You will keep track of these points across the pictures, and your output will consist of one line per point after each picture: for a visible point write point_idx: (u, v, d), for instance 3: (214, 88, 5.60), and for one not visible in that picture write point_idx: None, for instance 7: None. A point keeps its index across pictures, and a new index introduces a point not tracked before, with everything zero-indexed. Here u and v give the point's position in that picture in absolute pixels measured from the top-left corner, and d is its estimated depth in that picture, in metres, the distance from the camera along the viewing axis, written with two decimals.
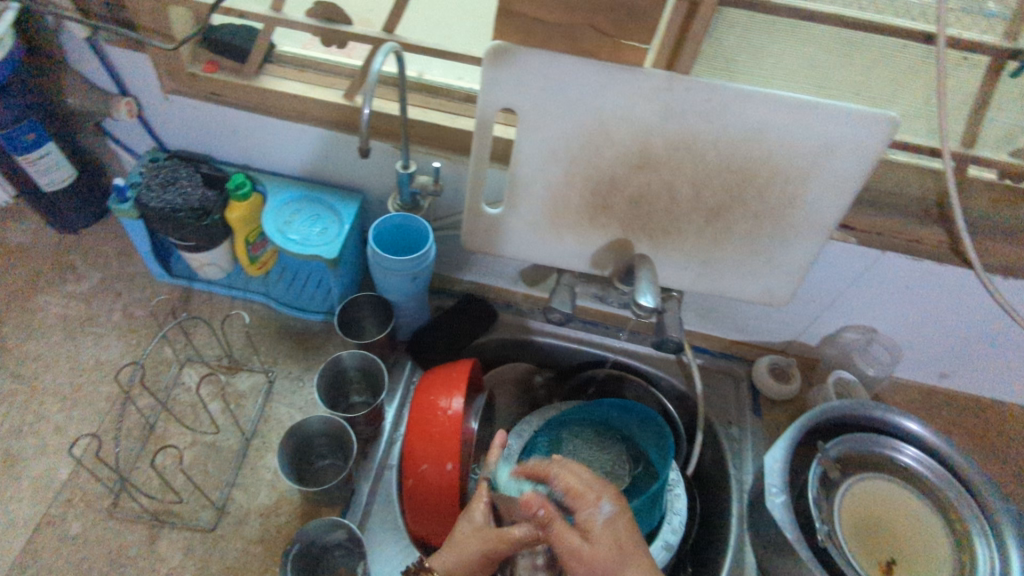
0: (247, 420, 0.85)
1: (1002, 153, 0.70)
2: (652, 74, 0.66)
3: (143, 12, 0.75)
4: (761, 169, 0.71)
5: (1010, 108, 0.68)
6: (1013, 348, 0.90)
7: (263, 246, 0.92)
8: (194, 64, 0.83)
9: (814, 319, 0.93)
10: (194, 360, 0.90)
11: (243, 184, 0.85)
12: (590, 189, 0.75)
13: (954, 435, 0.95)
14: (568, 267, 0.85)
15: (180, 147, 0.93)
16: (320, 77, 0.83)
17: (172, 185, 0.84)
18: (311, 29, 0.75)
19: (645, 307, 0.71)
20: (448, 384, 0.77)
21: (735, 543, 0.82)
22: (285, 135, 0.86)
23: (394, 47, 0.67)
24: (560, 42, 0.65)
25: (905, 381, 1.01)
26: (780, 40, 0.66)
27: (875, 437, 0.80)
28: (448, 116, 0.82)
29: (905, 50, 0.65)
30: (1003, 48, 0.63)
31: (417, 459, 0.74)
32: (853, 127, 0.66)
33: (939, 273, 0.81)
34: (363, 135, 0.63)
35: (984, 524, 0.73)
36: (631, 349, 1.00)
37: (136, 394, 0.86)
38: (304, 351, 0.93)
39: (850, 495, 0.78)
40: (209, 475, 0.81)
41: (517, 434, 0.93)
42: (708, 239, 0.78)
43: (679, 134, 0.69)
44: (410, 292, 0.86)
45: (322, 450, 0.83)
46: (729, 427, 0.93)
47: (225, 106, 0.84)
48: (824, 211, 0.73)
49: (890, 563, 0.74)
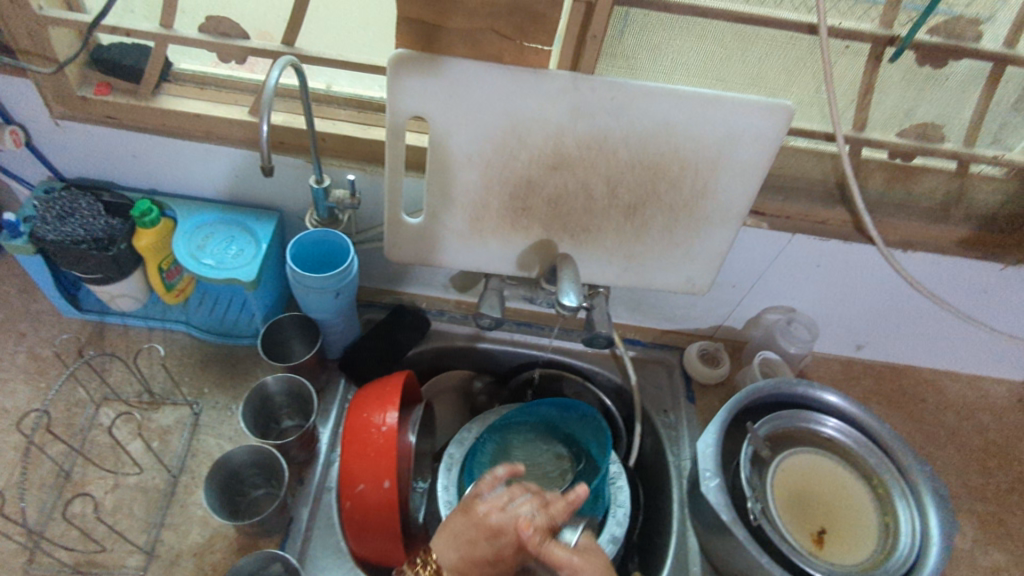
0: (173, 456, 0.81)
1: (889, 135, 0.75)
2: (556, 77, 0.66)
3: (21, 35, 0.71)
4: (671, 163, 0.72)
5: (893, 92, 0.72)
6: (919, 315, 0.95)
7: (179, 273, 0.87)
8: (84, 86, 0.78)
9: (737, 303, 0.96)
10: (111, 398, 0.85)
11: (149, 211, 0.80)
12: (508, 193, 0.75)
13: (873, 402, 1.00)
14: (495, 271, 0.85)
15: (78, 175, 0.88)
16: (223, 94, 0.81)
17: (70, 216, 0.79)
18: (208, 45, 0.73)
19: (568, 307, 0.71)
20: (380, 399, 0.75)
21: (679, 529, 0.83)
22: (190, 156, 0.82)
23: (292, 60, 0.65)
24: (463, 47, 0.65)
25: (827, 355, 1.05)
26: (677, 37, 0.68)
27: (800, 413, 0.83)
28: (360, 126, 0.81)
29: (793, 41, 0.68)
30: (881, 36, 0.66)
31: (352, 480, 0.72)
32: (754, 117, 0.68)
33: (846, 250, 0.85)
34: (263, 152, 0.62)
35: (903, 486, 0.78)
36: (566, 347, 1.00)
37: (48, 441, 0.81)
38: (230, 379, 0.89)
39: (781, 470, 0.80)
40: (134, 519, 0.76)
41: (458, 442, 0.91)
42: (628, 234, 0.79)
43: (590, 133, 0.70)
44: (336, 310, 0.83)
45: (255, 480, 0.80)
46: (666, 415, 0.95)
47: (122, 129, 0.80)
48: (735, 200, 0.75)
49: (822, 533, 0.77)
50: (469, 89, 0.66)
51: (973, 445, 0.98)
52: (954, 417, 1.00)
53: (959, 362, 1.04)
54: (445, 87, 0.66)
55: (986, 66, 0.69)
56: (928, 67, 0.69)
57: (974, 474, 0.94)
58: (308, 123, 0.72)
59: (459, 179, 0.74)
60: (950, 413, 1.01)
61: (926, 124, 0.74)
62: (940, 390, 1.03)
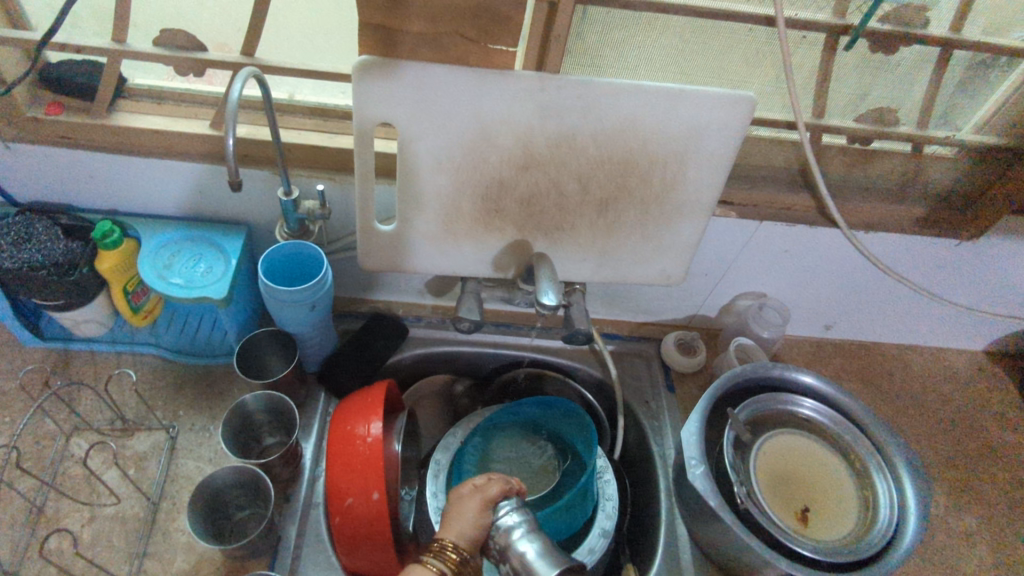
0: (151, 483, 0.79)
1: (848, 120, 0.77)
2: (522, 77, 0.66)
3: None
4: (640, 158, 0.73)
5: (849, 78, 0.74)
6: (884, 293, 0.99)
7: (146, 293, 0.85)
8: (35, 107, 0.75)
9: (709, 292, 0.98)
10: (81, 428, 0.82)
11: (110, 232, 0.77)
12: (480, 195, 0.75)
13: (845, 380, 1.03)
14: (471, 273, 0.85)
15: (33, 199, 0.85)
16: (182, 108, 0.79)
17: (27, 242, 0.76)
18: (164, 59, 0.71)
19: (548, 305, 0.71)
20: (363, 410, 0.74)
21: (667, 517, 0.85)
22: (152, 173, 0.80)
23: (255, 72, 0.64)
24: (427, 50, 0.64)
25: (798, 337, 1.08)
26: (640, 33, 0.69)
27: (777, 395, 0.85)
28: (326, 136, 0.80)
29: (751, 34, 0.69)
30: (835, 25, 0.69)
31: (340, 494, 0.71)
32: (718, 109, 0.69)
33: (811, 234, 0.87)
34: (230, 167, 0.60)
35: (879, 460, 0.81)
36: (546, 346, 1.01)
37: (17, 477, 0.78)
38: (206, 399, 0.87)
39: (763, 453, 0.82)
40: (115, 551, 0.74)
41: (444, 448, 0.92)
42: (601, 229, 0.80)
43: (559, 132, 0.70)
44: (312, 322, 0.82)
45: (239, 501, 0.78)
46: (647, 406, 0.96)
47: (78, 149, 0.77)
48: (704, 191, 0.77)
49: (805, 510, 0.79)
50: (435, 93, 0.66)
51: (940, 415, 1.01)
52: (921, 389, 1.04)
53: (922, 335, 1.08)
54: (412, 92, 0.65)
55: (935, 50, 0.72)
56: (881, 53, 0.71)
57: (943, 443, 0.98)
58: (274, 134, 0.71)
59: (430, 184, 0.74)
60: (917, 386, 1.05)
61: (881, 108, 0.77)
62: (906, 363, 1.07)
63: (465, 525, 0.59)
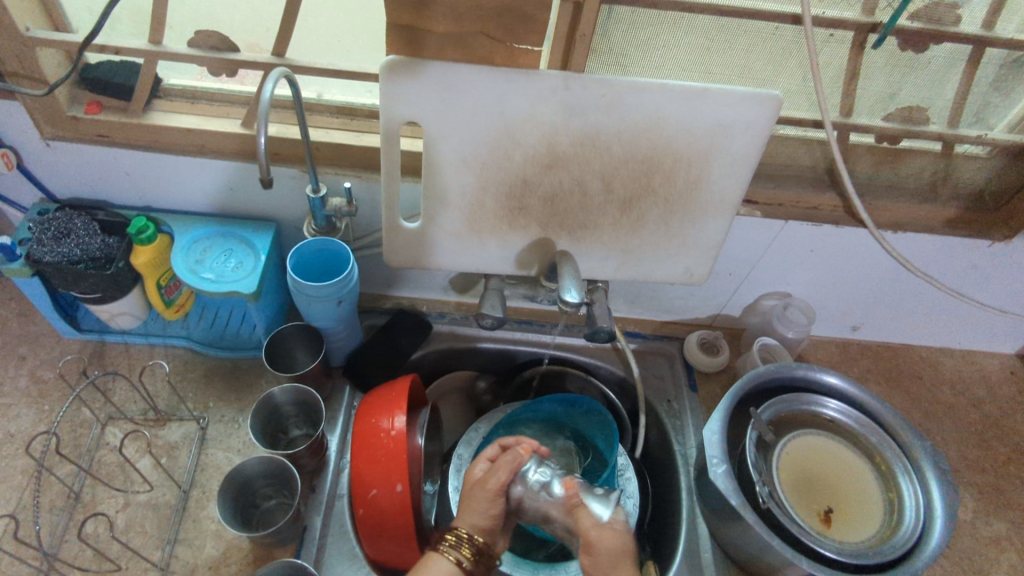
0: (182, 472, 0.81)
1: (876, 119, 0.77)
2: (547, 76, 0.66)
3: (8, 58, 0.70)
4: (664, 156, 0.73)
5: (878, 77, 0.73)
6: (912, 294, 0.97)
7: (177, 288, 0.87)
8: (75, 106, 0.78)
9: (734, 291, 0.98)
10: (116, 417, 0.85)
11: (145, 228, 0.80)
12: (504, 193, 0.76)
13: (870, 383, 1.02)
14: (494, 271, 0.85)
15: (72, 196, 0.88)
16: (215, 108, 0.81)
17: (66, 236, 0.79)
18: (198, 59, 0.73)
19: (570, 303, 0.72)
20: (388, 404, 0.76)
21: (688, 517, 0.85)
22: (185, 171, 0.83)
23: (286, 71, 0.65)
24: (453, 50, 0.65)
25: (823, 338, 1.07)
26: (665, 33, 0.69)
27: (801, 396, 0.85)
28: (353, 134, 0.82)
29: (778, 32, 0.69)
30: (864, 22, 0.68)
31: (364, 485, 0.73)
32: (744, 108, 0.69)
33: (837, 234, 0.87)
34: (261, 163, 0.62)
35: (905, 462, 0.80)
36: (568, 344, 1.01)
37: (56, 463, 0.81)
38: (235, 391, 0.90)
39: (786, 453, 0.82)
40: (148, 536, 0.76)
41: (466, 442, 0.93)
42: (624, 228, 0.80)
43: (583, 131, 0.71)
44: (338, 318, 0.84)
45: (267, 490, 0.80)
46: (669, 404, 0.96)
47: (114, 148, 0.80)
48: (728, 190, 0.76)
49: (829, 512, 0.78)
50: (461, 92, 0.67)
51: (970, 419, 1.00)
52: (950, 392, 1.02)
53: (952, 338, 1.06)
54: (439, 92, 0.66)
55: (967, 48, 0.71)
56: (910, 52, 0.71)
57: (972, 446, 0.96)
58: (303, 133, 0.72)
59: (455, 181, 0.75)
60: (946, 389, 1.03)
61: (910, 107, 0.76)
62: (935, 366, 1.06)
63: (482, 513, 0.62)
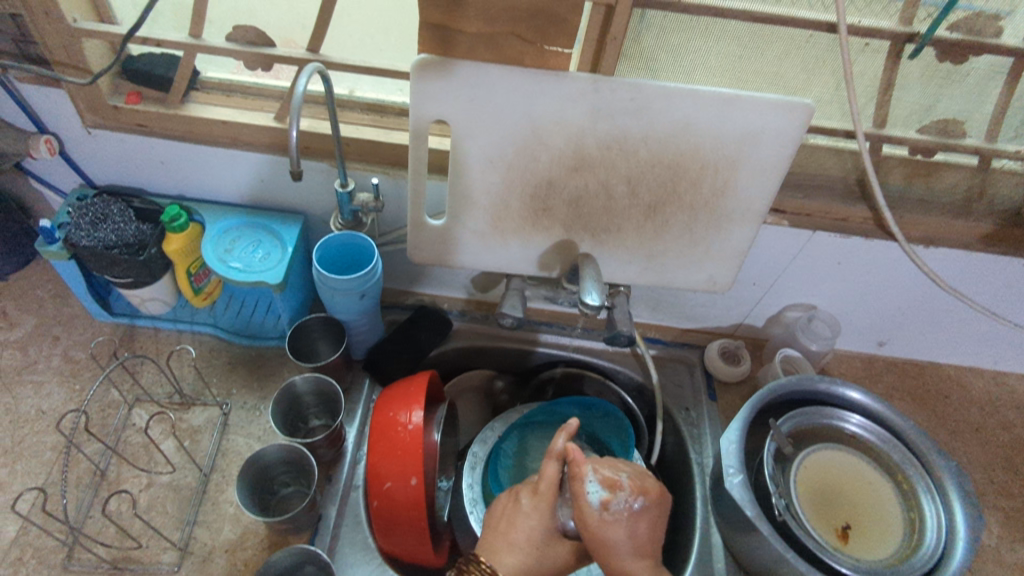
0: (204, 456, 0.83)
1: (910, 132, 0.75)
2: (577, 78, 0.67)
3: (55, 47, 0.73)
4: (691, 162, 0.73)
5: (914, 89, 0.72)
6: (943, 311, 0.95)
7: (206, 276, 0.90)
8: (116, 96, 0.80)
9: (757, 301, 0.97)
10: (143, 399, 0.87)
11: (178, 217, 0.82)
12: (529, 193, 0.76)
13: (895, 400, 1.00)
14: (516, 271, 0.86)
15: (109, 182, 0.90)
16: (249, 101, 0.82)
17: (104, 222, 0.81)
18: (235, 53, 0.74)
19: (591, 305, 0.72)
20: (406, 398, 0.76)
21: (702, 525, 0.84)
22: (218, 162, 0.85)
23: (319, 67, 0.67)
24: (484, 51, 0.65)
25: (848, 352, 1.05)
26: (697, 38, 0.68)
27: (822, 410, 0.83)
28: (382, 131, 0.83)
29: (811, 40, 0.68)
30: (901, 32, 0.67)
31: (380, 477, 0.74)
32: (774, 115, 0.69)
33: (866, 247, 0.85)
34: (292, 157, 0.63)
35: (928, 481, 0.78)
36: (588, 347, 1.01)
37: (84, 441, 0.83)
38: (258, 379, 0.91)
39: (804, 466, 0.80)
40: (169, 516, 0.78)
41: (481, 440, 0.93)
42: (648, 232, 0.80)
43: (611, 134, 0.71)
44: (360, 311, 0.85)
45: (284, 477, 0.81)
46: (687, 412, 0.96)
47: (151, 137, 0.82)
48: (756, 199, 0.76)
49: (846, 529, 0.77)
50: (490, 92, 0.67)
51: (998, 442, 0.97)
52: (978, 414, 1.00)
53: (982, 358, 1.03)
54: (469, 91, 0.67)
55: (1008, 61, 0.69)
56: (948, 63, 0.69)
57: (999, 469, 0.94)
58: (333, 128, 0.73)
59: (480, 180, 0.75)
60: (974, 410, 1.00)
61: (947, 120, 0.75)
62: (963, 386, 1.03)
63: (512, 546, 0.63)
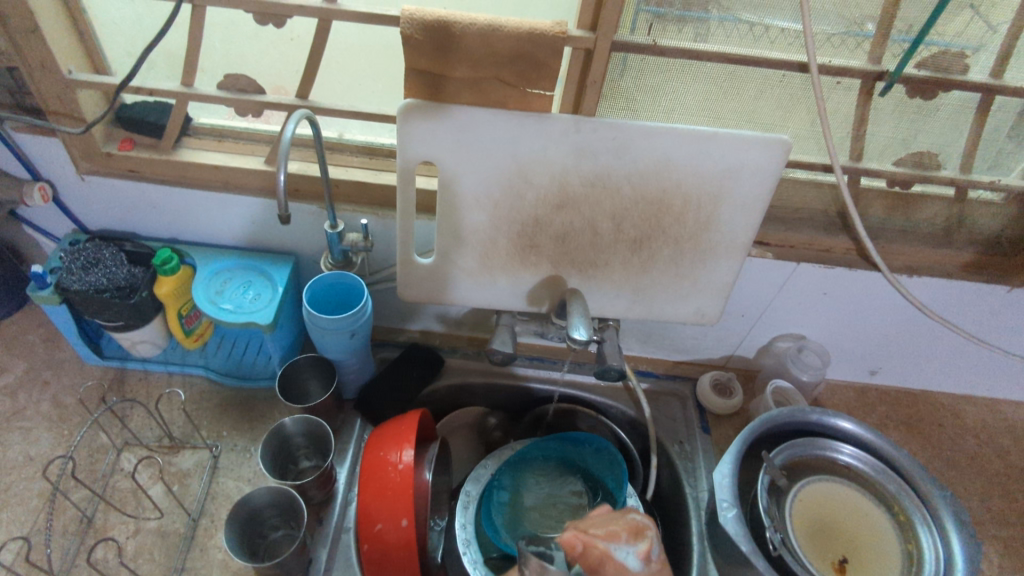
0: (192, 500, 0.82)
1: (886, 164, 0.77)
2: (559, 119, 0.68)
3: (50, 98, 0.74)
4: (674, 198, 0.74)
5: (888, 123, 0.74)
6: (931, 339, 0.96)
7: (197, 318, 0.89)
8: (110, 143, 0.82)
9: (747, 332, 0.97)
10: (132, 443, 0.87)
11: (170, 259, 0.83)
12: (516, 231, 0.78)
13: (889, 429, 0.99)
14: (506, 307, 0.86)
15: (102, 228, 0.91)
16: (241, 146, 0.84)
17: (94, 266, 0.82)
18: (227, 100, 0.76)
19: (578, 340, 0.72)
20: (396, 438, 0.76)
21: (699, 562, 0.83)
22: (209, 205, 0.86)
23: (307, 113, 0.68)
24: (468, 94, 0.67)
25: (840, 382, 1.05)
26: (674, 79, 0.71)
27: (815, 441, 0.83)
28: (371, 172, 0.84)
29: (784, 80, 0.70)
30: (870, 71, 0.69)
31: (370, 519, 0.73)
32: (753, 151, 0.70)
33: (851, 277, 0.86)
34: (279, 201, 0.64)
35: (924, 511, 0.77)
36: (578, 381, 1.01)
37: (71, 487, 0.82)
38: (249, 421, 0.91)
39: (798, 499, 0.80)
40: (156, 563, 0.77)
41: (473, 479, 0.91)
42: (635, 266, 0.81)
43: (594, 172, 0.72)
44: (351, 350, 0.85)
45: (274, 520, 0.80)
46: (681, 446, 0.95)
47: (144, 182, 0.83)
48: (739, 231, 0.77)
49: (843, 562, 0.76)
50: (474, 134, 0.69)
51: (994, 470, 0.96)
52: (973, 442, 1.00)
53: (974, 385, 1.04)
54: (453, 134, 0.69)
55: (976, 96, 0.71)
56: (919, 99, 0.71)
57: (997, 498, 0.93)
58: (323, 170, 0.75)
59: (467, 220, 0.77)
60: (970, 438, 1.00)
61: (922, 153, 0.76)
62: (957, 414, 1.03)
63: None
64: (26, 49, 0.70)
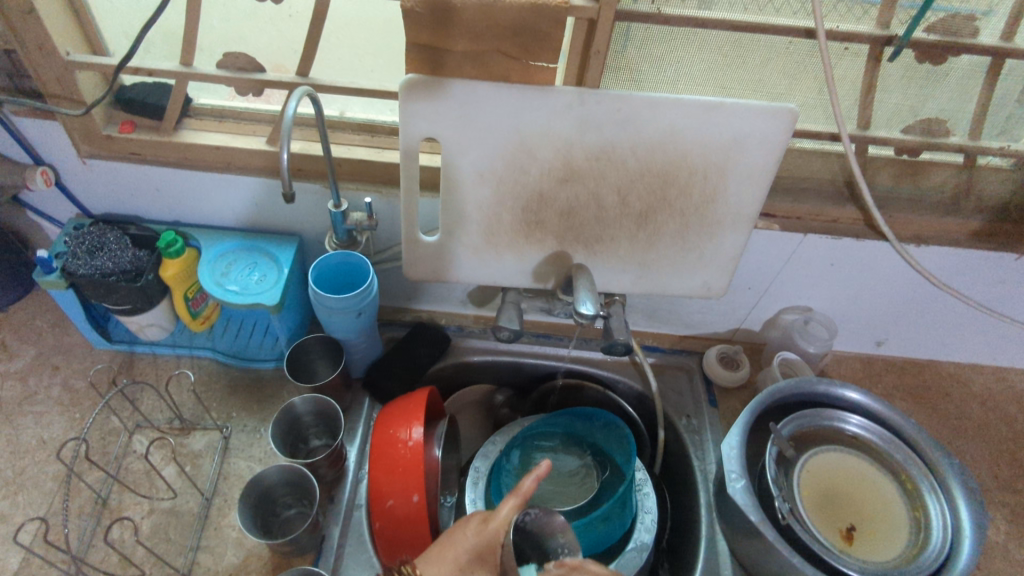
0: (205, 480, 0.83)
1: (895, 132, 0.76)
2: (562, 92, 0.67)
3: (49, 81, 0.74)
4: (680, 170, 0.74)
5: (896, 90, 0.73)
6: (939, 309, 0.95)
7: (203, 300, 0.89)
8: (110, 125, 0.81)
9: (753, 305, 0.97)
10: (143, 425, 0.87)
11: (174, 242, 0.82)
12: (520, 207, 0.77)
13: (896, 399, 1.00)
14: (511, 284, 0.86)
15: (106, 213, 0.91)
16: (242, 126, 0.84)
17: (99, 251, 0.82)
18: (226, 79, 0.75)
19: (585, 315, 0.72)
20: (406, 415, 0.76)
21: (707, 532, 0.84)
22: (213, 187, 0.85)
23: (308, 90, 0.67)
24: (471, 68, 0.66)
25: (846, 354, 1.05)
26: (679, 49, 0.70)
27: (822, 411, 0.83)
28: (373, 150, 0.84)
29: (792, 47, 0.69)
30: (879, 36, 0.68)
31: (382, 495, 0.73)
32: (761, 120, 0.69)
33: (859, 248, 0.86)
34: (283, 179, 0.63)
35: (931, 480, 0.78)
36: (585, 357, 1.02)
37: (84, 470, 0.83)
38: (258, 402, 0.92)
39: (806, 469, 0.80)
40: (171, 543, 0.78)
41: (483, 455, 0.92)
42: (640, 241, 0.81)
43: (600, 145, 0.71)
44: (358, 330, 0.85)
45: (286, 499, 0.81)
46: (688, 419, 0.95)
47: (146, 165, 0.83)
48: (745, 203, 0.76)
49: (851, 530, 0.77)
50: (477, 110, 0.68)
51: (1000, 437, 0.97)
52: (980, 410, 1.00)
53: (981, 354, 1.04)
54: (457, 109, 0.68)
55: (986, 59, 0.70)
56: (928, 64, 0.70)
57: (1003, 465, 0.94)
58: (325, 150, 0.74)
59: (470, 196, 0.76)
60: (976, 406, 1.00)
61: (930, 119, 0.76)
62: (964, 383, 1.03)
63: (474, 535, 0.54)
64: (23, 30, 0.69)
